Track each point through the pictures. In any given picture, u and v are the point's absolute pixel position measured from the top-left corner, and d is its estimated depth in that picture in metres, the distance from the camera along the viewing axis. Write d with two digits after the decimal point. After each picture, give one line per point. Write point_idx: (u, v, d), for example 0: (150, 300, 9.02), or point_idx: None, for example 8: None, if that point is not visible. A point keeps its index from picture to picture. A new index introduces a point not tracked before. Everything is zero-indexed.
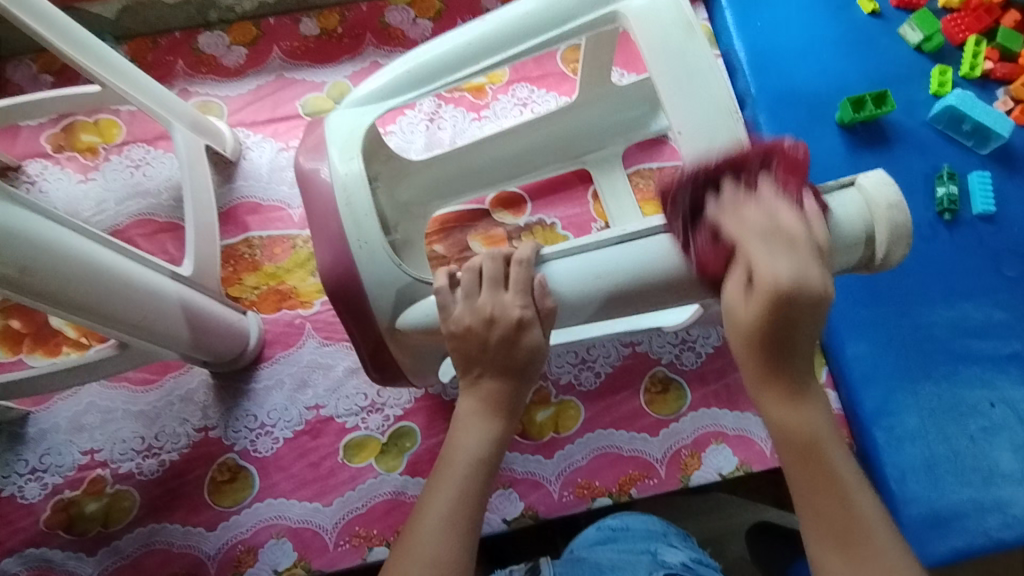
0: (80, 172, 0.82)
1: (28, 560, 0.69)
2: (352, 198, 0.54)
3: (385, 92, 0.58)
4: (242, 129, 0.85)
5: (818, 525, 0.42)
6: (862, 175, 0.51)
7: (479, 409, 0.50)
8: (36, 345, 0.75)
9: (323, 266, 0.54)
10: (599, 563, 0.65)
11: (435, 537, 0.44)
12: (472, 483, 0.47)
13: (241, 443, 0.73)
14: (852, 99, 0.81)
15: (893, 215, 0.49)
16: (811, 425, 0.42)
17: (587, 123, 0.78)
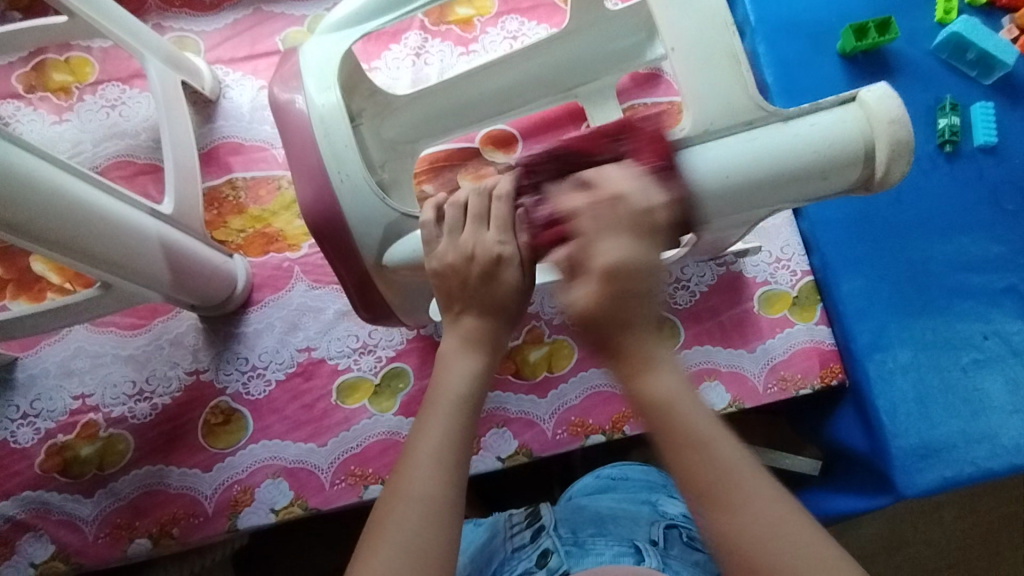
0: (54, 112, 0.79)
1: (25, 502, 0.69)
2: (330, 131, 0.52)
3: (363, 13, 0.55)
4: (221, 66, 0.81)
5: (694, 484, 0.41)
6: (864, 89, 0.48)
7: (459, 346, 0.49)
8: (19, 291, 0.74)
9: (304, 203, 0.53)
10: (599, 512, 0.68)
11: (423, 477, 0.44)
12: (458, 422, 0.47)
13: (233, 386, 0.73)
14: (855, 26, 0.77)
15: (895, 130, 0.47)
16: (654, 389, 0.42)
17: (578, 54, 0.75)
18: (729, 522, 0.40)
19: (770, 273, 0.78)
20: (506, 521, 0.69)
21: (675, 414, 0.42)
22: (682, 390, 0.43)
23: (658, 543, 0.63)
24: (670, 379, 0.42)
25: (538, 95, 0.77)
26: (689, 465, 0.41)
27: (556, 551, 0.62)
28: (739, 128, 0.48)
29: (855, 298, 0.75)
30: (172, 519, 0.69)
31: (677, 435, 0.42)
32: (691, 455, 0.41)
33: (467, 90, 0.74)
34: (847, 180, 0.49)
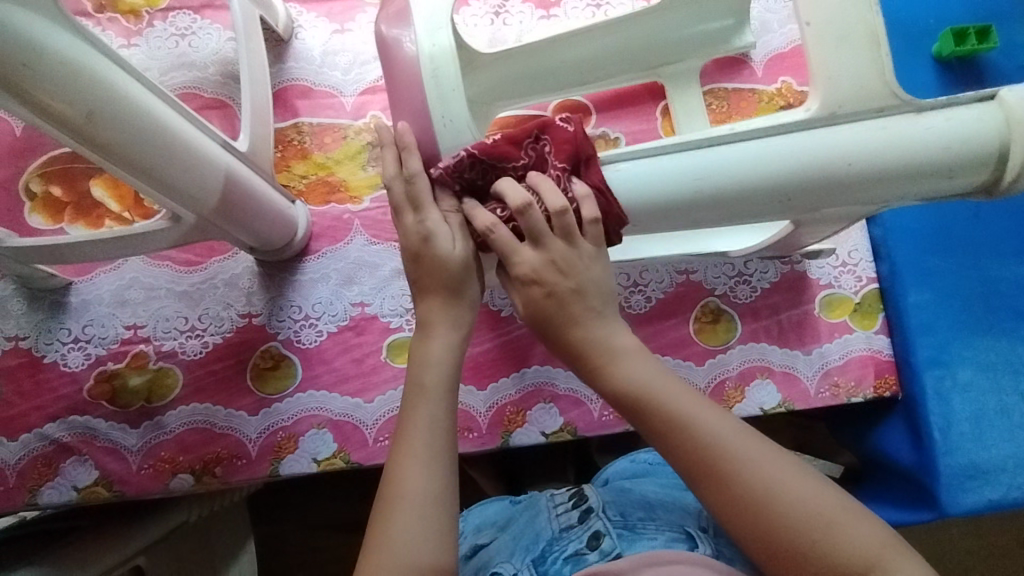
0: (123, 36, 0.77)
1: (72, 426, 0.70)
2: (439, 73, 0.50)
3: None
4: (295, 6, 0.79)
5: (714, 470, 0.46)
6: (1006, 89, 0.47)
7: (448, 357, 0.51)
8: (78, 215, 0.73)
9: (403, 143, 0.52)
10: (646, 498, 0.63)
11: (416, 499, 0.46)
12: (440, 442, 0.49)
13: (285, 332, 0.72)
14: (955, 30, 0.74)
15: None
16: (629, 377, 0.49)
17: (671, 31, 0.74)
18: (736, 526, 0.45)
19: (835, 277, 0.76)
20: (548, 501, 0.66)
21: (653, 405, 0.48)
22: (652, 377, 0.50)
23: (709, 529, 0.59)
24: (644, 372, 0.50)
25: (619, 71, 0.76)
26: (698, 463, 0.46)
27: (608, 534, 0.60)
28: (866, 114, 0.47)
29: (921, 311, 0.73)
30: (215, 458, 0.70)
31: (667, 425, 0.48)
32: (706, 463, 0.46)
33: (548, 57, 0.73)
34: (970, 183, 0.49)
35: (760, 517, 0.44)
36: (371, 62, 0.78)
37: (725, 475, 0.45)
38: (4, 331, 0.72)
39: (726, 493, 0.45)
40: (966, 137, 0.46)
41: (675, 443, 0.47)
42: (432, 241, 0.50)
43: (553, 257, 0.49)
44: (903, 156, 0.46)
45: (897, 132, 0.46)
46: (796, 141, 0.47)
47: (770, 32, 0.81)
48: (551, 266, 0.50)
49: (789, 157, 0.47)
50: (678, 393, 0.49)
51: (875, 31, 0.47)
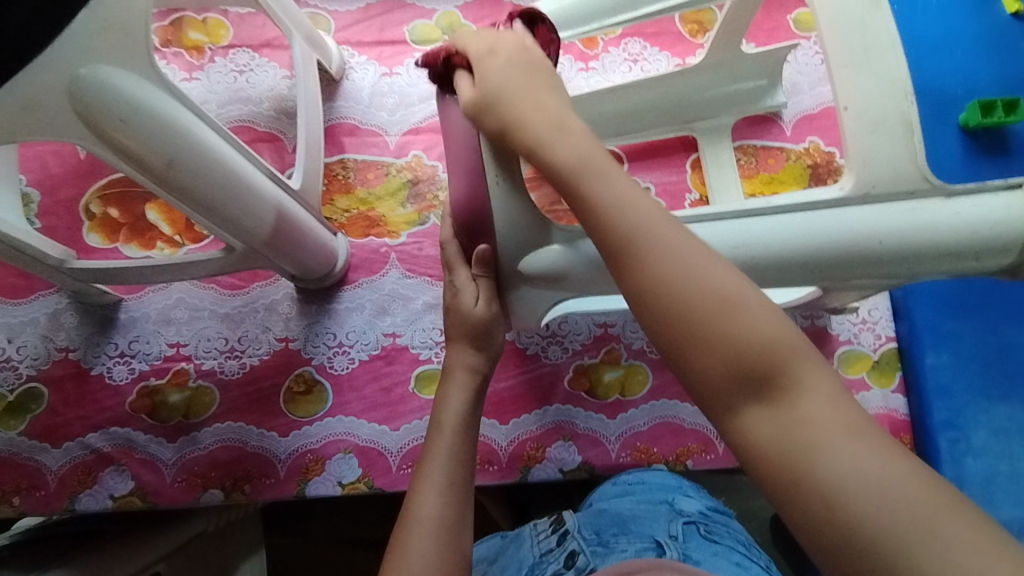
0: (185, 69, 0.82)
1: (112, 436, 0.73)
2: None
3: (537, 24, 0.56)
4: (347, 48, 0.84)
5: (719, 388, 0.36)
6: None
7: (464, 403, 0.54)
8: (133, 236, 0.77)
9: (456, 188, 0.54)
10: (620, 514, 0.67)
11: (433, 531, 0.47)
12: (456, 474, 0.50)
13: (319, 358, 0.76)
14: (983, 101, 0.76)
15: None
16: (570, 156, 0.43)
17: (702, 91, 0.79)
18: (750, 416, 0.35)
19: (854, 333, 0.78)
20: (530, 530, 0.68)
21: (661, 237, 0.39)
22: (621, 205, 0.41)
23: (677, 538, 0.63)
24: (633, 214, 0.41)
25: (657, 125, 0.81)
26: (705, 349, 0.36)
27: (582, 552, 0.62)
28: (900, 196, 0.48)
29: (937, 373, 0.74)
30: (245, 475, 0.72)
31: (680, 321, 0.37)
32: (711, 316, 0.37)
33: (588, 109, 0.78)
34: (997, 265, 0.49)
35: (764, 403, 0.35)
36: (416, 105, 0.82)
37: (753, 387, 0.35)
38: (55, 342, 0.76)
39: (735, 360, 0.36)
40: (1000, 219, 0.47)
41: (693, 348, 0.37)
42: (555, 138, 0.44)
43: (593, 151, 0.43)
44: (929, 241, 0.47)
45: (927, 215, 0.47)
46: (827, 218, 0.48)
47: (801, 94, 0.84)
48: (577, 156, 0.43)
49: (825, 230, 0.48)
50: (689, 271, 0.38)
51: (912, 118, 0.48)
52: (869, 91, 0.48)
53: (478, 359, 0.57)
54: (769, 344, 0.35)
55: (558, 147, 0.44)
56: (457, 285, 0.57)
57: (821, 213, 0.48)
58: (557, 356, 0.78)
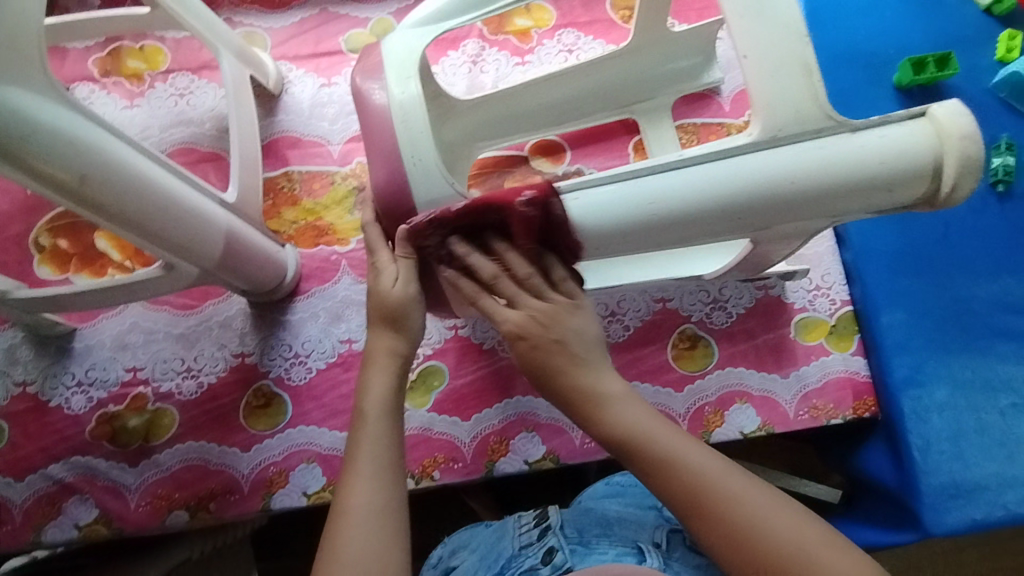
0: (126, 98, 0.83)
1: (75, 466, 0.73)
2: (409, 120, 0.54)
3: (448, 10, 0.56)
4: (285, 63, 0.85)
5: (697, 500, 0.46)
6: (935, 105, 0.49)
7: (383, 379, 0.54)
8: (83, 265, 0.78)
9: (378, 182, 0.54)
10: (606, 516, 0.65)
11: (365, 517, 0.47)
12: (383, 457, 0.50)
13: (276, 370, 0.75)
14: (913, 59, 0.77)
15: (965, 145, 0.47)
16: (598, 384, 0.51)
17: (635, 74, 0.80)
18: (697, 524, 0.46)
19: (809, 300, 0.78)
20: (515, 522, 0.68)
21: (650, 438, 0.48)
22: (644, 420, 0.50)
23: (661, 546, 0.61)
24: (638, 422, 0.49)
25: (595, 110, 0.81)
26: (679, 487, 0.47)
27: (561, 549, 0.61)
28: (806, 135, 0.49)
29: (894, 331, 0.74)
30: (210, 494, 0.72)
31: (653, 458, 0.48)
32: (665, 477, 0.47)
33: (528, 99, 0.78)
34: (912, 197, 0.49)
35: (703, 515, 0.46)
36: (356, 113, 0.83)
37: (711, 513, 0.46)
38: (13, 376, 0.76)
39: (693, 494, 0.46)
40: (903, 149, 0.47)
41: (661, 474, 0.47)
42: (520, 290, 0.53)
43: (536, 316, 0.52)
44: (836, 176, 0.48)
45: (833, 151, 0.48)
46: (741, 163, 0.49)
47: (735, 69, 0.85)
48: (533, 318, 0.52)
49: (729, 181, 0.49)
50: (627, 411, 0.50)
51: (809, 58, 0.49)
52: (765, 39, 0.49)
53: (399, 341, 0.55)
54: (725, 477, 0.47)
55: (511, 312, 0.53)
56: (378, 267, 0.56)
57: (735, 159, 0.49)
58: None
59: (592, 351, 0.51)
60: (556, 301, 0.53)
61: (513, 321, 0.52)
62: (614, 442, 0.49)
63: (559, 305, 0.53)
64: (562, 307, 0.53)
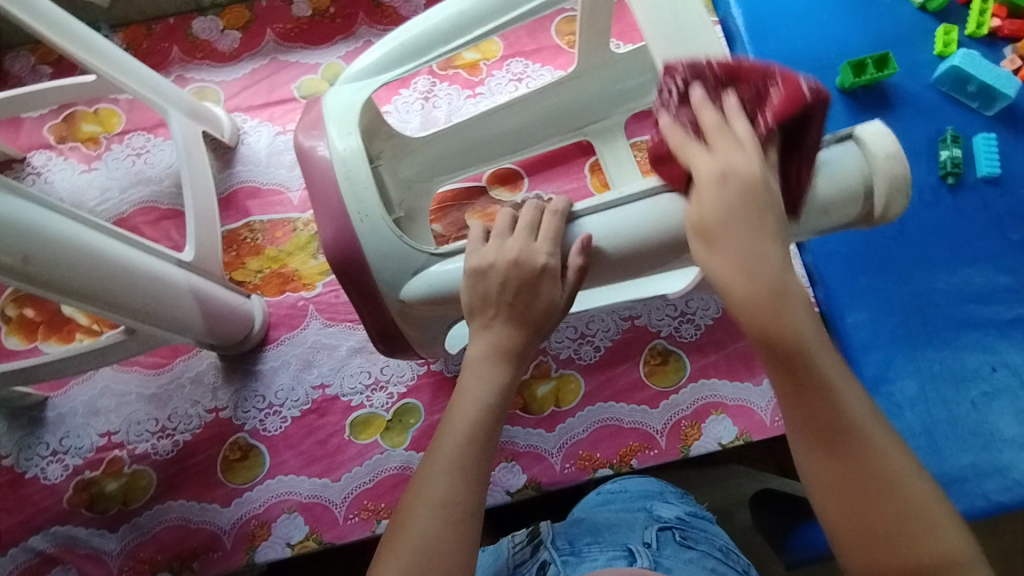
0: (83, 162, 0.83)
1: (55, 537, 0.72)
2: (351, 175, 0.54)
3: (383, 63, 0.58)
4: (239, 114, 0.85)
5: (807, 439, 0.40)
6: (861, 126, 0.48)
7: (489, 354, 0.51)
8: (50, 332, 0.78)
9: (327, 231, 0.55)
10: (596, 523, 0.63)
11: (444, 481, 0.45)
12: (480, 430, 0.48)
13: (251, 422, 0.75)
14: (852, 62, 0.79)
15: (891, 165, 0.46)
16: (794, 332, 0.40)
17: (589, 95, 0.78)
18: (875, 565, 0.39)
19: None
20: (508, 543, 0.66)
21: (858, 434, 0.39)
22: (800, 417, 0.40)
23: (653, 545, 0.59)
24: (806, 426, 0.40)
25: (547, 135, 0.81)
26: (847, 511, 0.39)
27: (553, 562, 0.58)
28: None
29: (860, 331, 0.75)
30: (192, 553, 0.71)
31: (813, 385, 0.40)
32: (858, 503, 0.39)
33: (481, 130, 0.76)
34: (848, 217, 0.48)
35: (890, 555, 0.38)
36: None
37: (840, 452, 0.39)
38: None
39: (884, 515, 0.38)
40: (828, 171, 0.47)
41: (802, 401, 0.40)
42: (706, 153, 0.43)
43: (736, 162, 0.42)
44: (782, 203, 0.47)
45: None
46: None
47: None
48: (730, 170, 0.42)
49: None
50: (829, 353, 0.41)
51: None
52: None
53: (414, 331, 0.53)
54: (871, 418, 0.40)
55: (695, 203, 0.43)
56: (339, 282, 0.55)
57: None
58: None
59: (774, 271, 0.41)
60: (740, 166, 0.42)
61: (707, 206, 0.42)
62: (767, 356, 0.40)
63: (733, 156, 0.42)
64: (737, 158, 0.42)
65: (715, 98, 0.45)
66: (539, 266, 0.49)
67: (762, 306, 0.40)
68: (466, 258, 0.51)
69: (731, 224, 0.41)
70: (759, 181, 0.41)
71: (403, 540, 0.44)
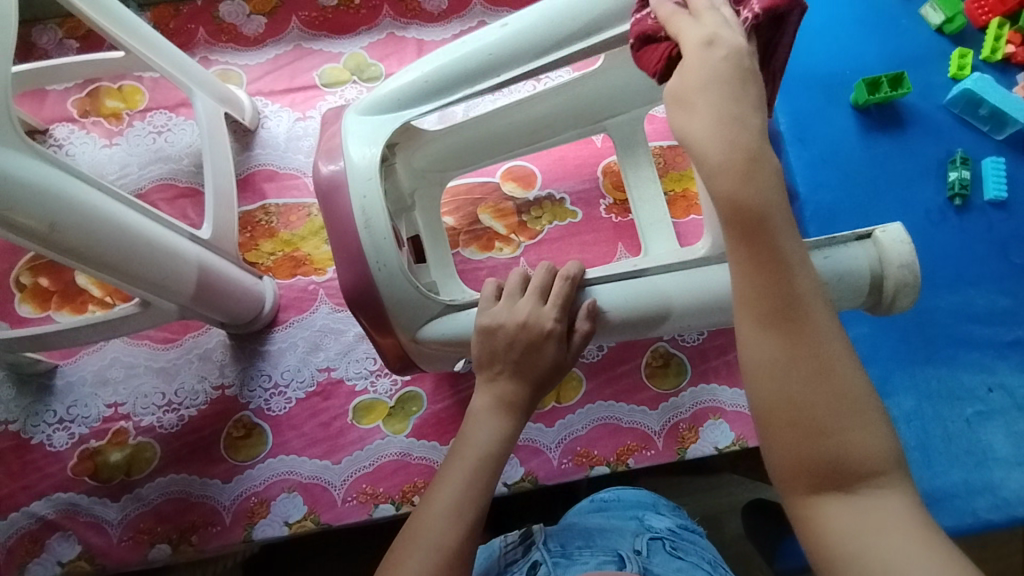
0: (105, 137, 0.85)
1: (56, 503, 0.73)
2: (371, 224, 0.56)
3: (409, 97, 0.59)
4: (261, 98, 0.87)
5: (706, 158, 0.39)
6: (879, 227, 0.54)
7: (495, 406, 0.52)
8: (64, 302, 0.79)
9: (347, 215, 0.56)
10: (588, 528, 0.64)
11: (441, 526, 0.46)
12: (480, 476, 0.49)
13: (256, 401, 0.76)
14: (868, 80, 0.81)
15: (902, 271, 0.52)
16: (761, 197, 0.38)
17: (613, 88, 0.74)
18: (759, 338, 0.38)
19: None
20: (500, 543, 0.66)
21: (788, 274, 0.38)
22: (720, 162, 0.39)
23: (642, 553, 0.61)
24: (722, 153, 0.39)
25: (566, 128, 0.78)
26: (733, 189, 0.38)
27: (544, 563, 0.60)
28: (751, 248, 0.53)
29: (861, 345, 0.76)
30: (192, 526, 0.72)
31: (721, 78, 0.40)
32: (808, 439, 0.37)
33: (497, 121, 0.75)
34: (855, 304, 0.54)
35: (764, 263, 0.38)
36: None
37: (753, 168, 0.38)
38: None
39: (773, 318, 0.38)
40: (846, 272, 0.52)
41: (714, 83, 0.40)
42: (692, 29, 0.44)
43: (714, 34, 0.42)
44: None
45: None
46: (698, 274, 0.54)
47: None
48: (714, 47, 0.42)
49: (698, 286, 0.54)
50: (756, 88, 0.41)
51: None
52: None
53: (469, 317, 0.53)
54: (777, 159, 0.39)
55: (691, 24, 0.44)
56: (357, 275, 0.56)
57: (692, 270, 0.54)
58: None
59: (765, 171, 0.39)
60: (726, 38, 0.42)
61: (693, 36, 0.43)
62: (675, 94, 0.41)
63: (714, 28, 0.43)
64: (721, 30, 0.42)
65: (708, 6, 0.47)
66: (548, 330, 0.53)
67: (751, 200, 0.38)
68: (478, 316, 0.55)
69: (706, 92, 0.40)
70: (739, 57, 0.41)
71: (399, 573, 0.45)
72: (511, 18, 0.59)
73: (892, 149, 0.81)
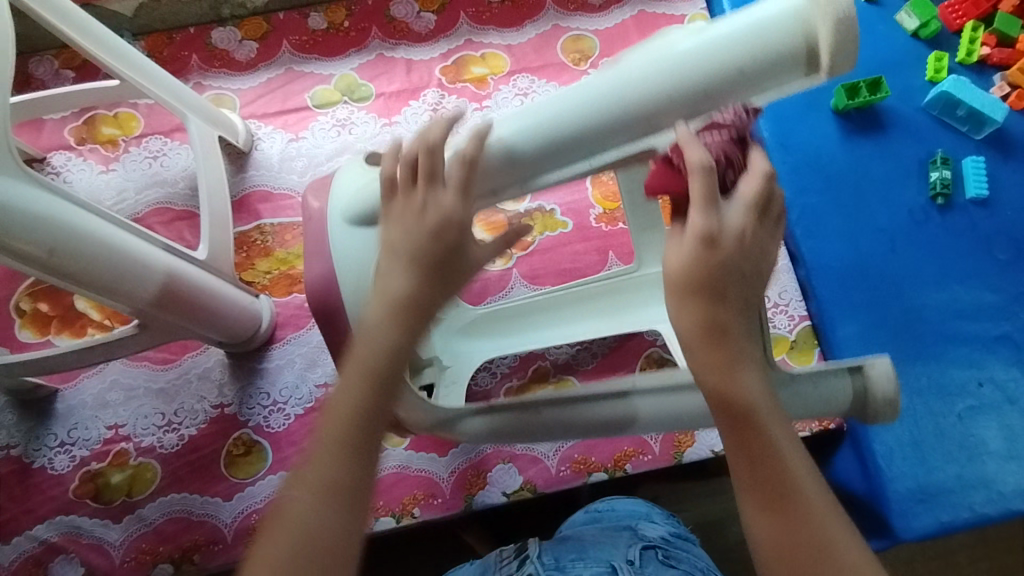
0: (101, 163, 0.86)
1: (59, 526, 0.74)
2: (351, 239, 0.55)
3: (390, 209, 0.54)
4: (254, 121, 0.89)
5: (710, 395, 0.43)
6: (871, 360, 0.54)
7: (366, 367, 0.44)
8: (64, 326, 0.80)
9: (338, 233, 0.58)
10: (582, 541, 0.65)
11: (303, 517, 0.40)
12: (342, 457, 0.42)
13: (255, 419, 0.77)
14: (846, 86, 0.83)
15: (883, 405, 0.54)
16: (746, 391, 0.42)
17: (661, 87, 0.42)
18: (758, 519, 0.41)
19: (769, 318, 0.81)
20: (495, 556, 0.66)
21: (767, 435, 0.42)
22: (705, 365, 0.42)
23: (635, 562, 0.61)
24: (700, 325, 0.42)
25: None
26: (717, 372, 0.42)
27: None
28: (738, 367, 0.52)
29: (850, 344, 0.77)
30: (193, 545, 0.73)
31: (712, 308, 0.42)
32: None
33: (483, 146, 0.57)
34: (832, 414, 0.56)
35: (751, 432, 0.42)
36: (324, 164, 0.86)
37: (719, 302, 0.42)
38: None
39: (766, 485, 0.41)
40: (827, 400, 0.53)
41: (709, 318, 0.42)
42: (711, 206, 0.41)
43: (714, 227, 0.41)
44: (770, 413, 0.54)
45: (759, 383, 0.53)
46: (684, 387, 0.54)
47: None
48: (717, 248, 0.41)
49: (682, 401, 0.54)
50: (744, 327, 0.43)
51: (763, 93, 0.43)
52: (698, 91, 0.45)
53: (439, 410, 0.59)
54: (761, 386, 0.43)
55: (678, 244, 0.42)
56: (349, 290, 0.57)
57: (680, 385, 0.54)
58: (486, 381, 0.80)
59: (735, 335, 0.43)
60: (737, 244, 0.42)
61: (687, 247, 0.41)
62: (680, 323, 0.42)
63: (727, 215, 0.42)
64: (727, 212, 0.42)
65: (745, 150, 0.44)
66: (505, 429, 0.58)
67: (706, 324, 0.42)
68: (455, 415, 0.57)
69: (701, 296, 0.42)
70: (736, 241, 0.42)
71: (271, 546, 0.40)
72: (500, 128, 0.47)
73: (873, 152, 0.83)
